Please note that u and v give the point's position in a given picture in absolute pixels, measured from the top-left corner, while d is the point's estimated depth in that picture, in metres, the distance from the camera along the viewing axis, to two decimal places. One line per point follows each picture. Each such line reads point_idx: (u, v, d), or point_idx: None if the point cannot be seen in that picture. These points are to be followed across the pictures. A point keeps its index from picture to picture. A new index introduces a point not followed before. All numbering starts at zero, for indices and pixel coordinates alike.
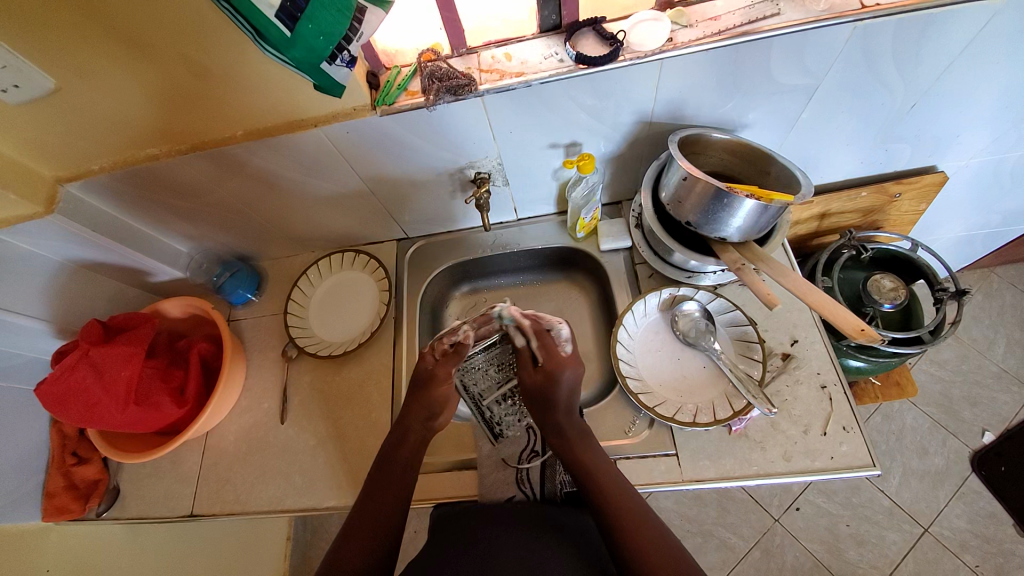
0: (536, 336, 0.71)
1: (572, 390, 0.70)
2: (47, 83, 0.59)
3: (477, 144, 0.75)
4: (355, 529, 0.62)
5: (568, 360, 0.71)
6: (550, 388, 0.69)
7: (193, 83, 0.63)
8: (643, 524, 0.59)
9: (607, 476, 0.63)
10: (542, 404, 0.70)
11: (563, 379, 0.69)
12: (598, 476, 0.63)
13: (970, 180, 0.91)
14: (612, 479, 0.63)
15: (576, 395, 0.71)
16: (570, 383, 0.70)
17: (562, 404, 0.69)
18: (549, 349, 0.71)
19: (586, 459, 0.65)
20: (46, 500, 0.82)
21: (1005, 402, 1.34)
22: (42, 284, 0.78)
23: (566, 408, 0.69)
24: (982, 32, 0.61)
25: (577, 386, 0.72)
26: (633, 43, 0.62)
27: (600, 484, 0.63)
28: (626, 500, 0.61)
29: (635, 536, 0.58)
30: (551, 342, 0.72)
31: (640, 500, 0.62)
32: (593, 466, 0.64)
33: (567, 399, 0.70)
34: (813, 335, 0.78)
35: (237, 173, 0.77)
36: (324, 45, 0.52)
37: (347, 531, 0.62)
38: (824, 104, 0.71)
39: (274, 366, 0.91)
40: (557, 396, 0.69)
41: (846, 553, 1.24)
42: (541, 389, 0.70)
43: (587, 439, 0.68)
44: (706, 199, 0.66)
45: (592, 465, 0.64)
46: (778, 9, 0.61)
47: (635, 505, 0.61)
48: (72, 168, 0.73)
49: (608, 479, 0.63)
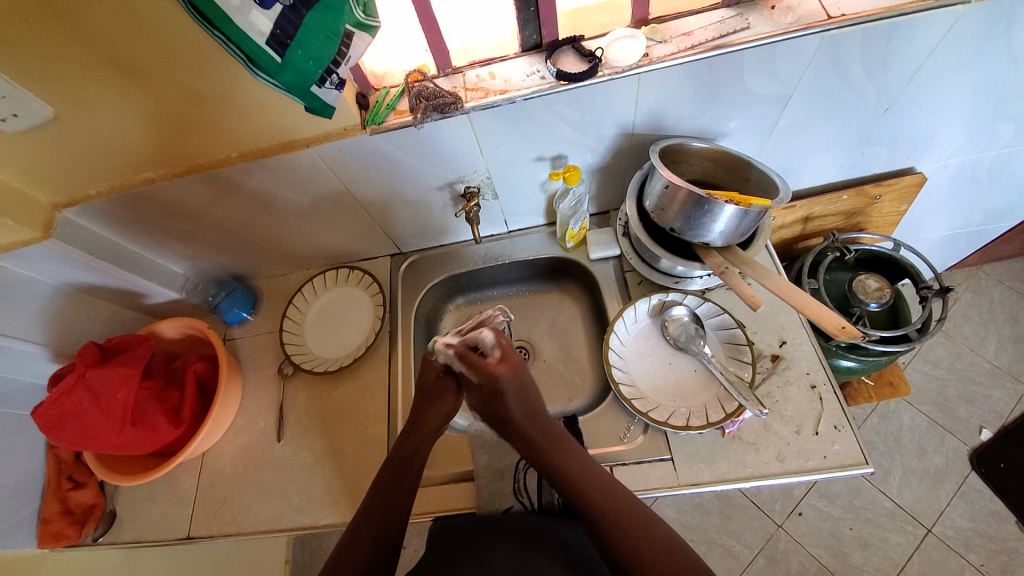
0: (463, 360, 0.66)
1: (519, 395, 0.66)
2: (46, 111, 0.61)
3: (465, 160, 0.77)
4: (359, 529, 0.61)
5: (501, 366, 0.66)
6: (497, 402, 0.66)
7: (187, 108, 0.64)
8: (647, 529, 0.57)
9: (600, 488, 0.61)
10: (498, 422, 0.67)
11: (503, 390, 0.65)
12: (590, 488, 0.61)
13: (950, 180, 0.94)
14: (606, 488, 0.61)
15: (529, 400, 0.67)
16: (512, 389, 0.66)
17: (515, 416, 0.65)
18: (477, 365, 0.65)
19: (575, 472, 0.62)
20: (42, 526, 0.82)
21: (999, 398, 1.35)
22: (38, 309, 0.79)
23: (532, 421, 0.66)
24: (946, 37, 0.64)
25: (525, 390, 0.67)
26: (611, 59, 0.65)
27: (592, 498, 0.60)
28: (626, 508, 0.59)
29: (636, 544, 0.56)
30: (477, 357, 0.66)
31: (641, 509, 0.60)
32: (583, 478, 0.62)
33: (523, 409, 0.66)
34: (801, 337, 0.79)
35: (232, 195, 0.78)
36: (314, 69, 0.54)
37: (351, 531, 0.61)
38: (800, 112, 0.73)
39: (270, 384, 0.91)
40: (509, 412, 0.66)
41: (851, 557, 1.24)
42: (490, 404, 0.66)
43: (570, 451, 0.65)
44: (688, 206, 0.68)
45: (583, 479, 0.62)
46: (747, 24, 0.64)
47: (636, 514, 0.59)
48: (68, 194, 0.74)
49: (603, 490, 0.61)
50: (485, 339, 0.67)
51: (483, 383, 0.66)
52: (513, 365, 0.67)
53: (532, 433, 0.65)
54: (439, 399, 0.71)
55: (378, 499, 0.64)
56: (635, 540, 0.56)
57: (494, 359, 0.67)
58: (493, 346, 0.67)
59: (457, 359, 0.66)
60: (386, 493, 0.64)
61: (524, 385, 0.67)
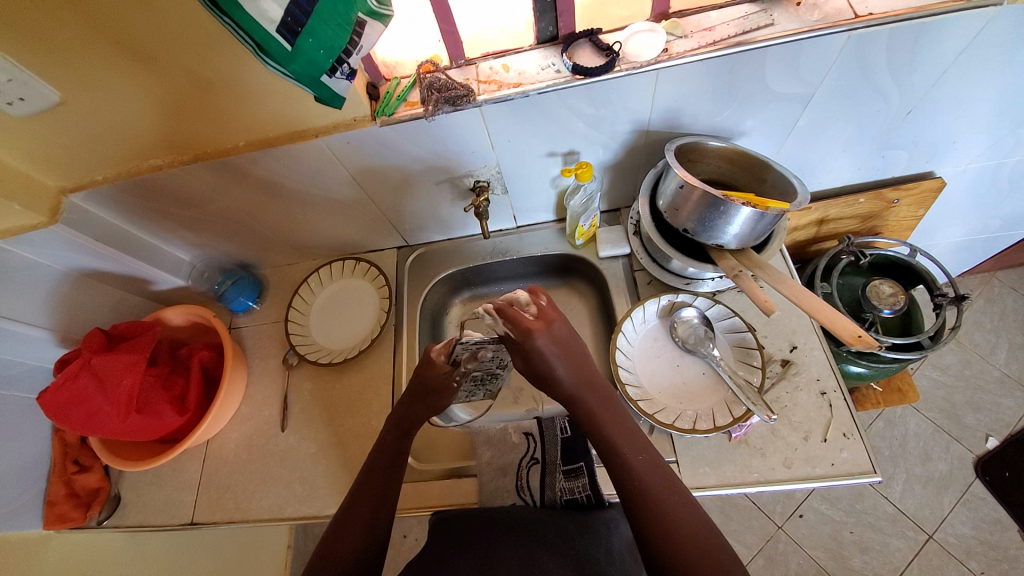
0: (503, 315, 0.62)
1: (560, 351, 0.63)
2: (52, 96, 0.60)
3: (476, 153, 0.75)
4: (354, 516, 0.61)
5: (539, 322, 0.63)
6: (539, 362, 0.62)
7: (196, 94, 0.63)
8: (703, 538, 0.54)
9: (660, 482, 0.58)
10: (546, 383, 0.64)
11: (545, 348, 0.62)
12: (655, 486, 0.57)
13: (969, 185, 0.91)
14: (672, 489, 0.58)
15: (573, 354, 0.64)
16: (550, 346, 0.62)
17: (562, 375, 0.62)
18: (518, 318, 0.61)
19: (641, 466, 0.59)
20: (48, 508, 0.83)
21: (1008, 407, 1.33)
22: (45, 293, 0.79)
23: (583, 382, 0.63)
24: (976, 39, 0.61)
25: (566, 343, 0.63)
26: (629, 54, 0.63)
27: (655, 495, 0.57)
28: (692, 521, 0.55)
29: (676, 536, 0.54)
30: (516, 313, 0.62)
31: (699, 513, 0.56)
32: (648, 474, 0.58)
33: (571, 368, 0.63)
34: (812, 342, 0.78)
35: (240, 182, 0.77)
36: (324, 58, 0.53)
37: (342, 518, 0.61)
38: (822, 112, 0.71)
39: (275, 373, 0.91)
40: (556, 370, 0.62)
41: (850, 560, 1.24)
42: (531, 362, 0.63)
43: (639, 439, 0.61)
44: (703, 208, 0.67)
45: (643, 465, 0.59)
46: (772, 20, 0.62)
47: (695, 516, 0.55)
48: (77, 178, 0.74)
49: (662, 483, 0.58)
50: (520, 298, 0.65)
51: (522, 340, 0.62)
52: (550, 321, 0.63)
53: (582, 396, 0.63)
54: (439, 394, 0.67)
55: (364, 491, 0.63)
56: (683, 539, 0.53)
57: (532, 314, 0.64)
58: (528, 302, 0.65)
59: (494, 315, 0.62)
60: (370, 479, 0.64)
61: (567, 338, 0.64)
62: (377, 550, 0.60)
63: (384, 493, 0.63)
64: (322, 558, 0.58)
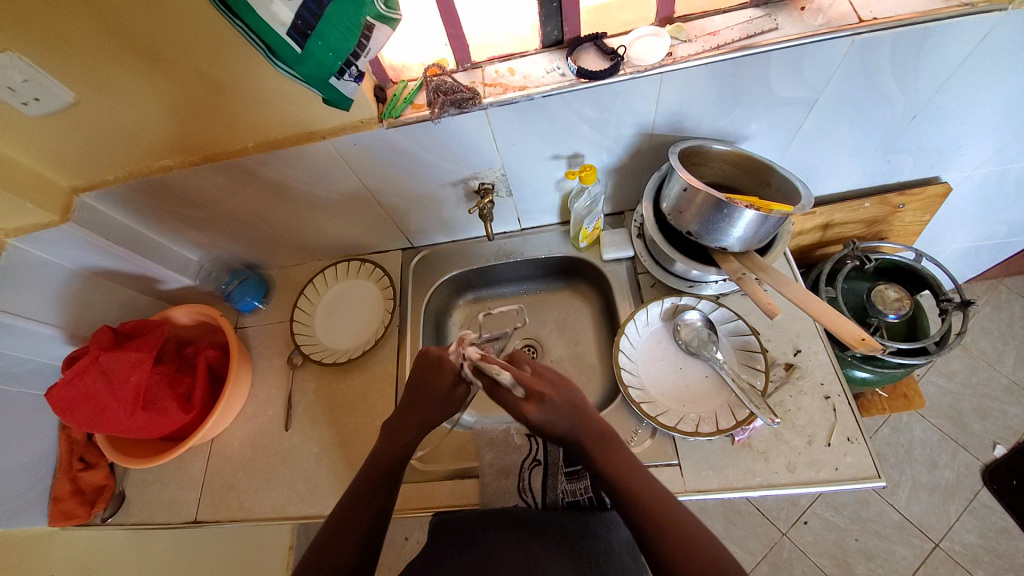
0: (498, 396, 0.64)
1: (559, 419, 0.62)
2: (66, 96, 0.61)
3: (481, 156, 0.76)
4: (352, 514, 0.62)
5: (532, 403, 0.61)
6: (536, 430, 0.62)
7: (206, 97, 0.64)
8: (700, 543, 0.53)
9: (652, 501, 0.57)
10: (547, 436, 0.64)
11: (539, 423, 0.61)
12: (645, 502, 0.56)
13: (975, 190, 0.91)
14: (677, 523, 0.55)
15: (574, 417, 0.62)
16: (548, 420, 0.61)
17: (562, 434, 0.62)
18: (508, 401, 0.63)
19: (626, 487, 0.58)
20: (53, 504, 0.84)
21: (1015, 415, 1.32)
22: (55, 291, 0.80)
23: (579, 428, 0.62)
24: (982, 43, 0.61)
25: (561, 408, 0.62)
26: (634, 57, 0.64)
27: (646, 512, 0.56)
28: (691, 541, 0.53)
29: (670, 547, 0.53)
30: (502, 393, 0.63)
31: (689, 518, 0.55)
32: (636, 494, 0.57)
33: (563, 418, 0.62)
34: (817, 346, 0.78)
35: (248, 183, 0.78)
36: (333, 60, 0.54)
37: (337, 517, 0.62)
38: (826, 116, 0.71)
39: (280, 373, 0.92)
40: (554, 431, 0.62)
41: (855, 567, 1.22)
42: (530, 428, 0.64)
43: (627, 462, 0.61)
44: (707, 210, 0.67)
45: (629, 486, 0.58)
46: (775, 24, 0.63)
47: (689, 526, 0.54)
48: (88, 178, 0.75)
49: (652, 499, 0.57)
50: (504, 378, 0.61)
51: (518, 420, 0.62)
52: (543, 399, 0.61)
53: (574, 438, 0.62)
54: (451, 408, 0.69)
55: (361, 491, 0.64)
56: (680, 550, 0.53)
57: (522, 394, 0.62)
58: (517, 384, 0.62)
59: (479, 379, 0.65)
60: (369, 478, 0.64)
61: (562, 401, 0.62)
62: (370, 549, 0.61)
63: (383, 494, 0.64)
64: (318, 554, 0.59)
